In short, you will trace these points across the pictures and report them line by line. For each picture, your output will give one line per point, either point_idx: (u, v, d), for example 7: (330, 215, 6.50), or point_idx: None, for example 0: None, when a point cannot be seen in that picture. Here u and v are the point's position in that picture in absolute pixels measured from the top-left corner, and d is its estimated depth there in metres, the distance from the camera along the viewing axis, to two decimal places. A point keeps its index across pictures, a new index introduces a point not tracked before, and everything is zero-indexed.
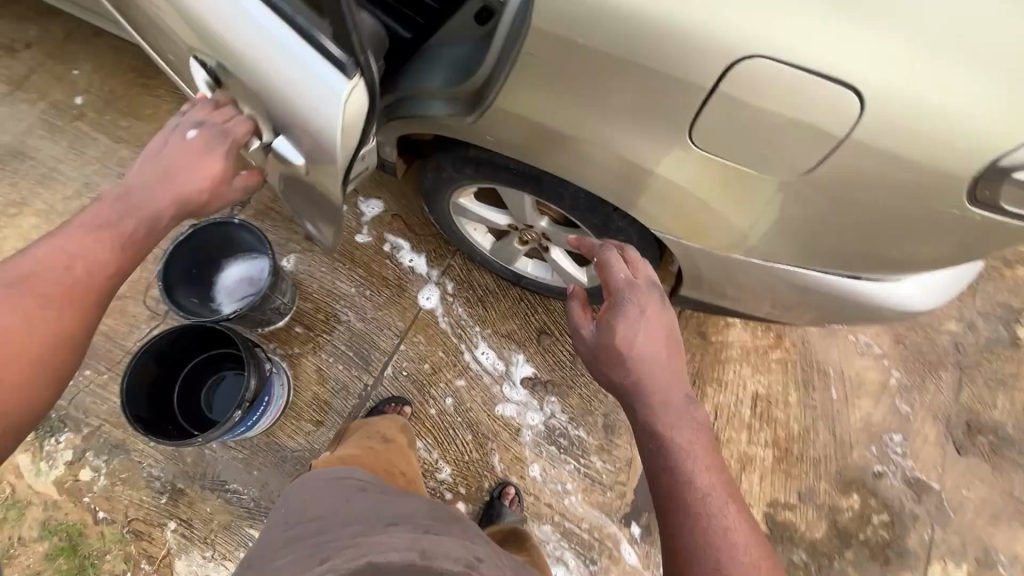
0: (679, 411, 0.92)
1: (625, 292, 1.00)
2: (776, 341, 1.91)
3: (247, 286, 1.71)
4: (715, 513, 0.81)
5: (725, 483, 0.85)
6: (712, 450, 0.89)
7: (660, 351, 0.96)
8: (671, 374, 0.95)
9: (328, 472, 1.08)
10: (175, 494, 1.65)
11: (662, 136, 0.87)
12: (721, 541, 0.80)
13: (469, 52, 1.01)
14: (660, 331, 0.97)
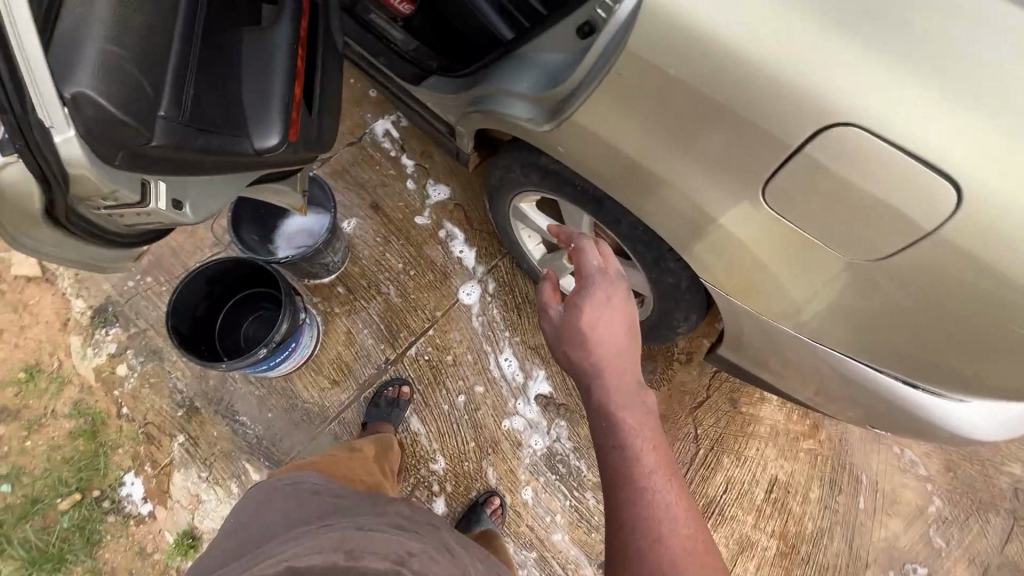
0: (631, 395, 0.99)
1: (596, 277, 1.06)
2: (811, 430, 1.78)
3: (305, 237, 1.80)
4: (660, 492, 0.87)
5: (668, 464, 0.92)
6: (658, 434, 0.96)
7: (623, 337, 1.03)
8: (626, 360, 1.02)
9: (294, 482, 1.15)
10: (191, 411, 1.74)
11: (732, 186, 0.83)
12: (664, 517, 0.85)
13: (562, 63, 1.01)
14: (624, 319, 1.04)
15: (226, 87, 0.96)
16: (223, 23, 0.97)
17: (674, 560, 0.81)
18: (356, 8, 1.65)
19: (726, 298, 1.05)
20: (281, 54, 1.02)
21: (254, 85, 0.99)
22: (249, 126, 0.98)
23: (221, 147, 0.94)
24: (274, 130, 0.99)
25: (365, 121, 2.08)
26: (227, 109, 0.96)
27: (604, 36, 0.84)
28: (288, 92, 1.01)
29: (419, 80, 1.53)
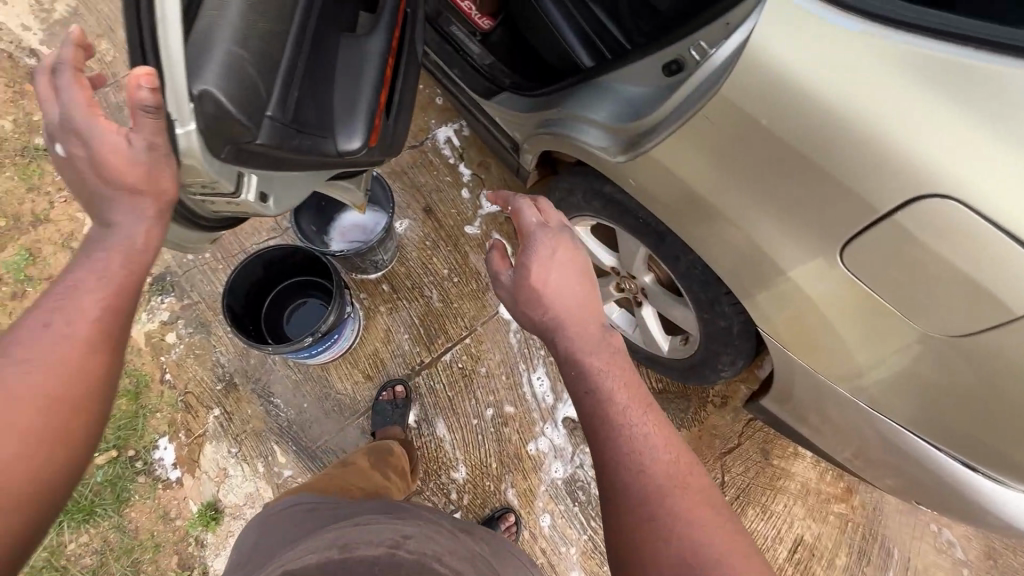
0: (596, 339, 1.08)
1: (539, 235, 1.12)
2: (844, 494, 1.71)
3: (359, 233, 1.86)
4: (635, 426, 0.96)
5: (638, 396, 1.01)
6: (625, 367, 1.05)
7: (577, 286, 1.11)
8: (582, 306, 1.10)
9: (302, 507, 1.18)
10: (229, 386, 1.79)
11: (809, 241, 0.82)
12: (643, 446, 0.94)
13: (644, 97, 1.01)
14: (573, 268, 1.11)
15: (321, 91, 1.00)
16: (326, 29, 1.00)
17: (660, 485, 0.91)
18: (439, 20, 1.70)
19: (782, 350, 1.02)
20: (373, 64, 1.06)
21: (345, 90, 1.03)
22: (335, 129, 1.02)
23: (310, 148, 0.98)
24: (360, 137, 1.03)
25: (429, 127, 2.13)
26: (319, 111, 1.00)
27: (696, 79, 0.84)
28: (374, 101, 1.06)
29: (489, 94, 1.58)
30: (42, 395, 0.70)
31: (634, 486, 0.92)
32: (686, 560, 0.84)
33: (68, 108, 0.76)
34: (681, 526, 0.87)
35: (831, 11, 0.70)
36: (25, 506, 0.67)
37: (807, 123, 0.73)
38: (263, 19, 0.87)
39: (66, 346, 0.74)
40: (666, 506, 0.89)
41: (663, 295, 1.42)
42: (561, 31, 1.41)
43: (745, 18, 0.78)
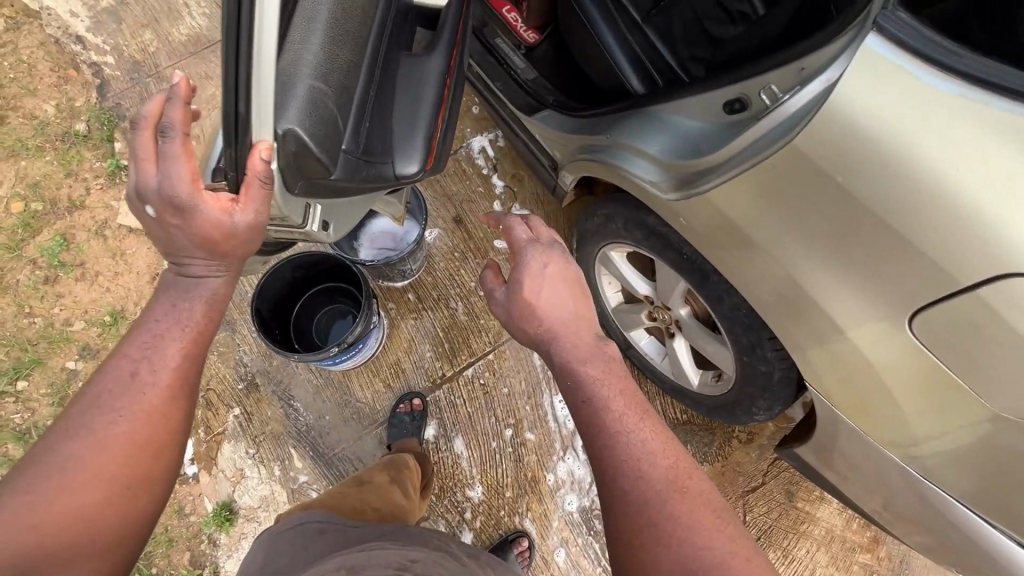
0: (593, 348, 1.03)
1: (528, 248, 1.10)
2: (869, 543, 1.65)
3: (389, 240, 1.87)
4: (631, 433, 0.92)
5: (633, 402, 0.97)
6: (622, 373, 1.01)
7: (569, 295, 1.07)
8: (576, 317, 1.06)
9: (308, 528, 1.16)
10: (250, 386, 1.79)
11: (876, 303, 0.77)
12: (640, 452, 0.90)
13: (701, 134, 0.97)
14: (565, 278, 1.08)
15: (385, 116, 1.04)
16: (389, 55, 1.04)
17: (659, 490, 0.87)
18: (484, 32, 1.67)
19: (829, 407, 0.97)
20: (433, 87, 1.09)
21: (406, 113, 1.07)
22: (397, 153, 1.07)
23: (377, 174, 1.04)
24: (423, 160, 1.08)
25: (465, 135, 2.10)
26: (384, 136, 1.04)
27: (765, 125, 0.79)
28: (433, 125, 1.10)
29: (532, 111, 1.55)
30: (127, 445, 0.77)
31: (631, 493, 0.87)
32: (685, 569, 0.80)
33: (168, 177, 0.76)
34: (681, 535, 0.83)
35: (921, 68, 0.66)
36: (112, 551, 0.75)
37: (888, 183, 0.69)
38: (335, 57, 0.92)
39: (148, 394, 0.80)
40: (662, 513, 0.84)
41: (698, 330, 1.38)
42: (611, 50, 1.35)
43: (826, 63, 0.72)
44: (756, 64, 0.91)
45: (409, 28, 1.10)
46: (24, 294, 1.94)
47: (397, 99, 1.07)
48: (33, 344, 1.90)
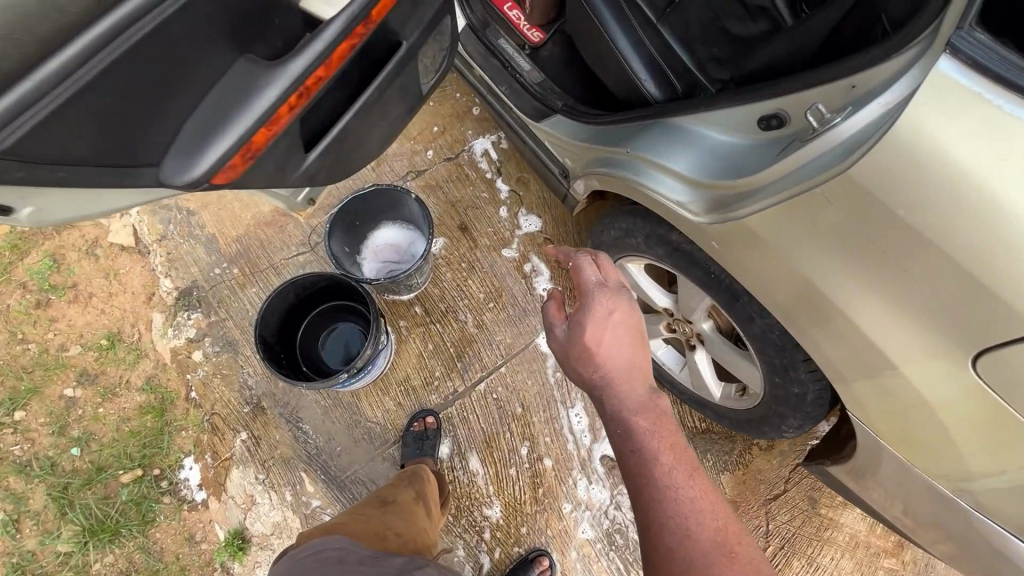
0: (643, 399, 1.01)
1: (598, 290, 1.05)
2: (894, 548, 1.63)
3: (393, 253, 1.81)
4: (683, 493, 0.91)
5: (687, 460, 0.96)
6: (673, 430, 0.99)
7: (630, 344, 1.04)
8: (633, 367, 1.03)
9: (331, 549, 1.13)
10: (256, 409, 1.74)
11: (935, 340, 0.72)
12: (688, 510, 0.90)
13: (736, 152, 0.91)
14: (630, 328, 1.04)
15: (140, 114, 0.73)
16: (189, 39, 0.72)
17: (704, 552, 0.86)
18: (484, 32, 1.58)
19: (872, 437, 0.93)
20: (264, 100, 0.81)
21: (205, 117, 0.80)
22: (173, 156, 0.81)
23: (61, 181, 0.72)
24: (195, 172, 0.81)
25: (467, 138, 2.03)
26: (122, 131, 0.73)
27: (814, 148, 0.73)
28: (237, 145, 0.82)
29: (542, 117, 1.47)
30: None
31: (678, 552, 0.87)
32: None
33: None
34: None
35: (998, 91, 0.59)
36: None
37: (941, 210, 0.63)
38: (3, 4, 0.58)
39: None
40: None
41: (721, 344, 1.32)
42: (625, 53, 1.26)
43: (887, 81, 0.66)
44: (790, 78, 0.85)
45: (280, 15, 0.84)
46: (15, 320, 1.87)
47: (189, 96, 0.78)
48: (30, 372, 1.84)
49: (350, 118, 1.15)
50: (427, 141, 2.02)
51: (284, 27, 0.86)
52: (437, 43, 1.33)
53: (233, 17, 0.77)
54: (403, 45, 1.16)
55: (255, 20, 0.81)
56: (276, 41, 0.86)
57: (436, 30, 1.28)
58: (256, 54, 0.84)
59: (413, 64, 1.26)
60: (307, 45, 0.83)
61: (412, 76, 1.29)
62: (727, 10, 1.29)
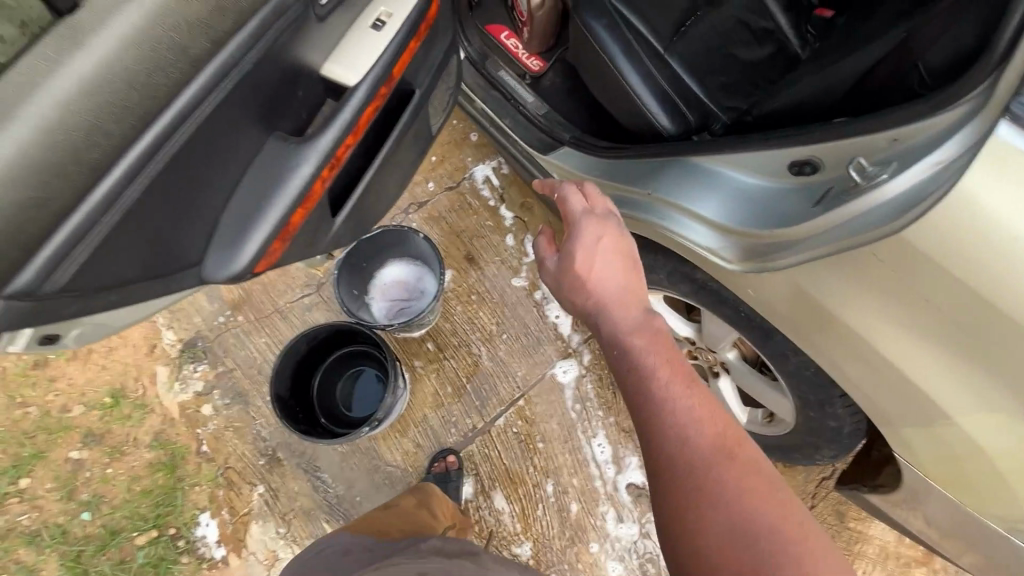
0: (638, 321, 0.99)
1: (582, 219, 1.03)
2: (925, 557, 1.63)
3: (401, 291, 1.77)
4: (681, 405, 0.87)
5: (685, 373, 0.92)
6: (670, 347, 0.96)
7: (620, 269, 1.01)
8: (624, 292, 1.01)
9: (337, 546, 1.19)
10: (272, 461, 1.70)
11: (992, 392, 0.70)
12: (684, 419, 0.86)
13: (767, 198, 0.89)
14: (619, 252, 1.01)
15: (181, 217, 0.72)
16: (219, 127, 0.70)
17: (704, 457, 0.82)
18: (484, 65, 1.55)
19: (920, 477, 0.91)
20: (298, 179, 0.83)
21: (242, 206, 0.80)
22: (215, 250, 0.81)
23: (117, 299, 0.71)
24: (235, 264, 0.81)
25: (467, 166, 1.99)
26: (167, 234, 0.72)
27: (861, 204, 0.71)
28: (277, 229, 0.83)
29: (550, 150, 1.44)
30: None
31: (675, 460, 0.83)
32: (739, 535, 0.75)
33: None
34: (730, 502, 0.77)
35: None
36: None
37: (1002, 275, 0.61)
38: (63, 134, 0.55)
39: None
40: (710, 481, 0.79)
41: (747, 373, 1.30)
42: (634, 85, 1.22)
43: (936, 140, 0.65)
44: (825, 127, 0.83)
45: (302, 87, 0.86)
46: (13, 384, 1.81)
47: (220, 181, 0.76)
48: (32, 437, 1.77)
49: (371, 176, 1.12)
50: (426, 172, 1.98)
51: (306, 97, 0.88)
52: (445, 84, 1.29)
53: (261, 100, 0.77)
54: (416, 93, 1.13)
55: (283, 98, 0.82)
56: (300, 113, 0.88)
57: (444, 73, 1.25)
58: (283, 131, 0.85)
59: (426, 111, 1.24)
60: (334, 118, 0.87)
61: (423, 122, 1.25)
62: (732, 38, 1.28)
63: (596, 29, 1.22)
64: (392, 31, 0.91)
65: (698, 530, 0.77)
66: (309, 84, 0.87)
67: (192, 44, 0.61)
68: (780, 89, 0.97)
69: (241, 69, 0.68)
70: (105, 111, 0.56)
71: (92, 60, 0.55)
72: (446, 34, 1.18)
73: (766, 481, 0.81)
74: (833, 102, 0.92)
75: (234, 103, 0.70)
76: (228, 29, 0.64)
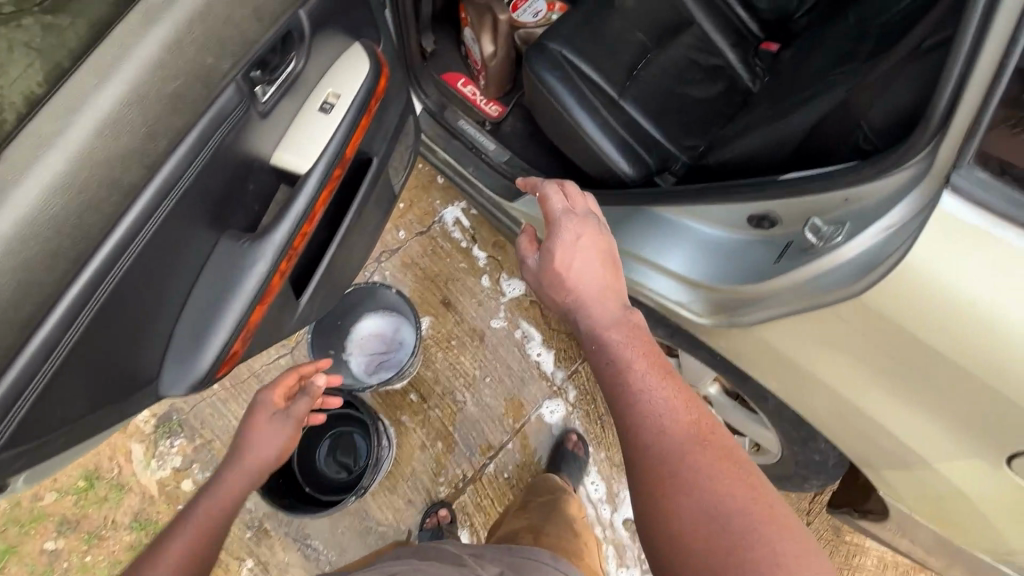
0: (616, 318, 0.94)
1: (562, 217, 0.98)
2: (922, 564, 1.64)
3: (380, 342, 1.73)
4: (657, 396, 0.83)
5: (664, 368, 0.88)
6: (648, 344, 0.91)
7: (599, 267, 0.96)
8: (604, 290, 0.95)
9: None
10: (260, 532, 1.64)
11: (961, 437, 0.71)
12: (663, 412, 0.82)
13: (732, 250, 0.90)
14: (599, 251, 0.96)
15: (132, 341, 0.70)
16: (162, 247, 0.69)
17: (681, 447, 0.79)
18: (443, 115, 1.54)
19: (906, 513, 0.92)
20: (254, 277, 0.81)
21: (198, 312, 0.78)
22: (171, 362, 0.79)
23: (68, 439, 0.68)
24: (189, 372, 0.79)
25: (436, 209, 1.98)
26: (120, 361, 0.70)
27: (821, 264, 0.72)
28: (235, 335, 0.81)
29: (517, 197, 1.44)
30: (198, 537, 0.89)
31: (653, 449, 0.79)
32: (709, 510, 0.73)
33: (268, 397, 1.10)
34: (703, 481, 0.75)
35: (1008, 225, 0.57)
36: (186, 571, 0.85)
37: (959, 337, 0.62)
38: None
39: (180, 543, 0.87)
40: (686, 468, 0.76)
41: (730, 406, 1.31)
42: (592, 132, 1.22)
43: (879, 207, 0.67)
44: (781, 182, 0.84)
45: (253, 180, 0.84)
46: None
47: (174, 296, 0.75)
48: (3, 531, 1.69)
49: (333, 250, 1.10)
50: (396, 219, 1.96)
51: (258, 189, 0.85)
52: (404, 144, 1.29)
53: (208, 207, 0.75)
54: (373, 161, 1.13)
55: (233, 198, 0.80)
56: (253, 205, 0.85)
57: (402, 134, 1.24)
58: (235, 230, 0.82)
59: (386, 172, 1.24)
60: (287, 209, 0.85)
61: (385, 185, 1.24)
62: (684, 77, 1.30)
63: (549, 81, 1.23)
64: (339, 117, 0.90)
65: (670, 506, 0.75)
66: (261, 175, 0.85)
67: (122, 176, 0.60)
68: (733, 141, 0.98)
69: (178, 186, 0.67)
70: (34, 262, 0.55)
71: (14, 216, 0.53)
72: (400, 98, 1.17)
73: (738, 461, 0.79)
74: (783, 154, 0.93)
75: (174, 219, 0.69)
76: (161, 153, 0.63)
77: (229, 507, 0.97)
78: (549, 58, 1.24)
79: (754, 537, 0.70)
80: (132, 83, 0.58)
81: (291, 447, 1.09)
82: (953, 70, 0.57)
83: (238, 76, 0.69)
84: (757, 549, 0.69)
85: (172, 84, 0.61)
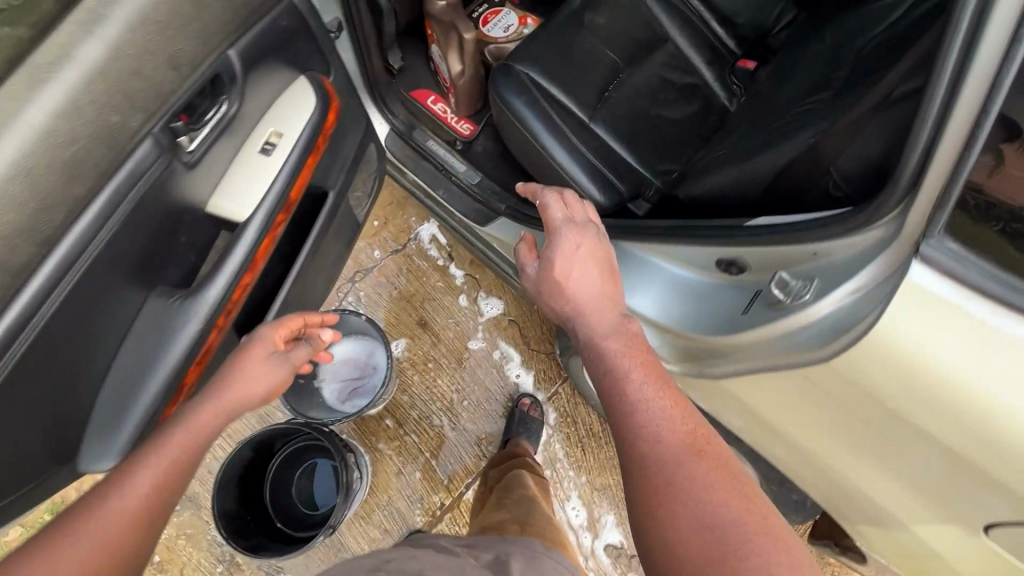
0: (611, 326, 0.87)
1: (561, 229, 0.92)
2: None
3: (352, 368, 1.67)
4: (651, 406, 0.76)
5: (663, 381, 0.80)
6: (645, 354, 0.83)
7: (595, 275, 0.89)
8: (602, 297, 0.88)
9: None
10: (232, 567, 1.59)
11: (934, 503, 0.67)
12: (660, 426, 0.74)
13: (702, 293, 0.86)
14: (597, 261, 0.90)
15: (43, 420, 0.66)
16: (73, 321, 0.65)
17: (678, 460, 0.70)
18: (412, 135, 1.47)
19: (883, 563, 0.88)
20: (184, 339, 0.77)
21: (122, 379, 0.74)
22: (92, 434, 0.74)
23: None
24: (113, 442, 0.75)
25: (411, 226, 1.92)
26: (34, 440, 0.66)
27: (783, 323, 0.67)
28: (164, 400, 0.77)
29: (487, 221, 1.40)
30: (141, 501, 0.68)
31: (649, 462, 0.71)
32: (707, 521, 0.65)
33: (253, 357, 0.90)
34: (700, 492, 0.67)
35: (991, 305, 0.54)
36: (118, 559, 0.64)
37: (932, 409, 0.57)
38: None
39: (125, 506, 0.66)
40: (682, 482, 0.68)
41: None
42: (562, 157, 1.17)
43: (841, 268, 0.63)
44: (744, 228, 0.80)
45: (186, 231, 0.78)
46: None
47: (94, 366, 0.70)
48: None
49: (288, 289, 1.05)
50: (370, 237, 1.90)
51: (192, 240, 0.80)
52: (366, 171, 1.23)
53: (129, 267, 0.70)
54: (329, 195, 1.08)
55: (161, 253, 0.75)
56: (188, 256, 0.80)
57: (362, 162, 1.19)
58: (166, 284, 0.77)
59: (346, 202, 1.18)
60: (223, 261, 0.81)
61: (345, 216, 1.19)
62: (657, 99, 1.25)
63: (513, 104, 1.18)
64: (280, 159, 0.85)
65: (667, 514, 0.67)
66: (195, 225, 0.80)
67: (10, 256, 0.56)
68: (701, 177, 0.94)
69: (84, 257, 0.63)
70: None
71: None
72: (357, 126, 1.12)
73: (739, 474, 0.70)
74: (751, 195, 0.89)
75: (84, 291, 0.65)
76: (58, 226, 0.59)
77: (203, 448, 0.77)
78: (514, 82, 1.19)
79: (751, 549, 0.62)
80: (16, 154, 0.53)
81: (278, 395, 0.91)
82: (925, 125, 0.53)
83: (154, 128, 0.65)
84: (754, 563, 0.61)
85: (70, 148, 0.57)
